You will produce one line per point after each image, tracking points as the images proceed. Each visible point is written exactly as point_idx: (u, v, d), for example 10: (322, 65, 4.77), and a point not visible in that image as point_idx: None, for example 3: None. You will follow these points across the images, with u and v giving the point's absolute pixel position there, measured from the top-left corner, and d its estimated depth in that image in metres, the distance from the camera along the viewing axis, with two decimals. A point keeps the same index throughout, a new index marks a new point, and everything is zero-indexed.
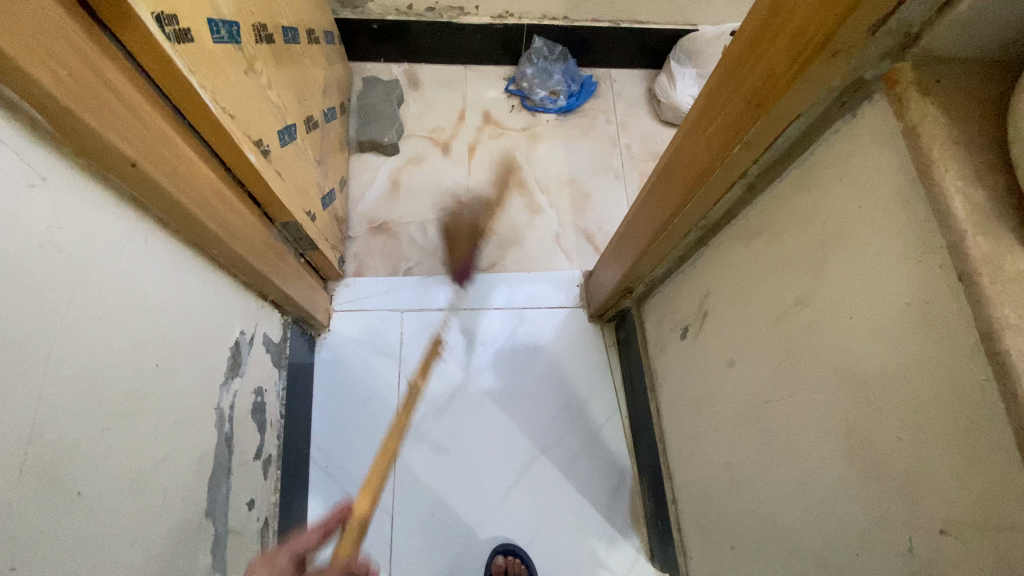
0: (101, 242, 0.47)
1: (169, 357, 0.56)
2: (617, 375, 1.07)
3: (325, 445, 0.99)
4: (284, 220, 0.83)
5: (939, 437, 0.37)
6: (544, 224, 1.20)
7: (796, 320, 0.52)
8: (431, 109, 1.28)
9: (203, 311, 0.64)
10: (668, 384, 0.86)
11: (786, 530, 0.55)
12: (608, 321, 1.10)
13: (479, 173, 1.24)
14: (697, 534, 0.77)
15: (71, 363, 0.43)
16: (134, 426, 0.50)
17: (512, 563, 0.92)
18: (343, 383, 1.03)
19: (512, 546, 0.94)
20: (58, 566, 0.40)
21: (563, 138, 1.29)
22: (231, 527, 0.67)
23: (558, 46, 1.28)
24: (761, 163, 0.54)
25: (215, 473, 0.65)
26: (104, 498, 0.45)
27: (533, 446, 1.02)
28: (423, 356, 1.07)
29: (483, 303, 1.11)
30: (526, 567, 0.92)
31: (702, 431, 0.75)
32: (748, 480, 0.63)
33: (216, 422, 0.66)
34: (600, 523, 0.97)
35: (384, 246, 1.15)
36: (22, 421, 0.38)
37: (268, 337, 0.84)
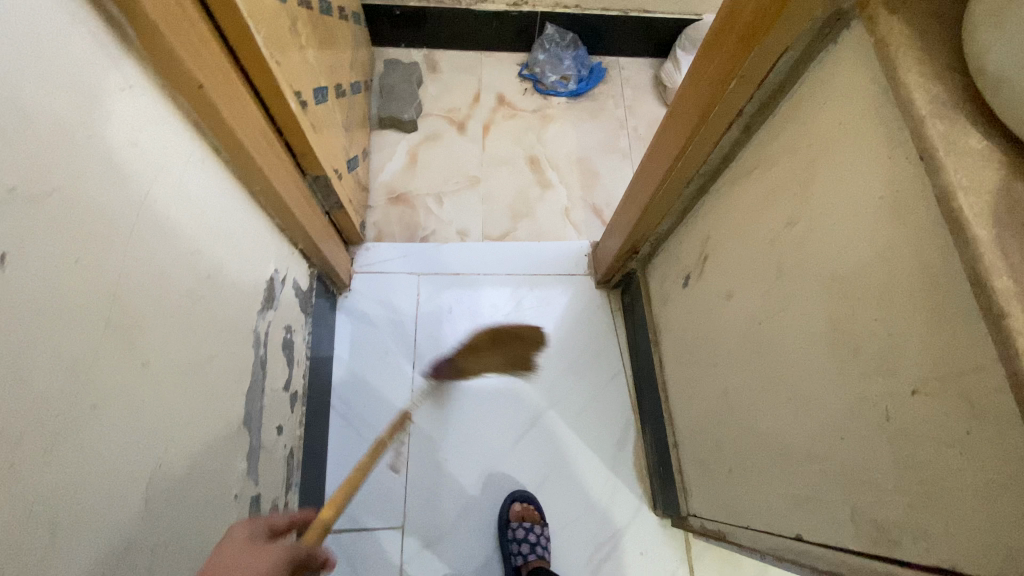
0: (169, 153, 0.53)
1: (218, 271, 0.62)
2: (623, 338, 1.13)
3: (344, 396, 1.05)
4: (315, 174, 0.89)
5: (907, 308, 0.42)
6: (555, 198, 1.27)
7: (786, 239, 0.58)
8: (448, 91, 1.36)
9: (246, 242, 0.71)
10: (672, 335, 0.91)
11: (779, 435, 0.60)
12: (614, 288, 1.16)
13: (493, 150, 1.30)
14: (698, 470, 0.82)
15: (144, 248, 0.49)
16: (189, 321, 0.55)
17: (527, 510, 0.96)
18: (362, 340, 1.09)
19: (526, 494, 0.98)
20: (132, 419, 0.46)
21: (573, 120, 1.36)
22: (263, 444, 0.73)
23: (569, 34, 1.36)
24: (755, 101, 0.60)
25: (252, 389, 0.70)
26: (165, 376, 0.51)
27: (541, 402, 1.07)
28: (438, 316, 1.12)
29: (495, 270, 1.17)
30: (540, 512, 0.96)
31: (702, 369, 0.80)
32: (745, 401, 0.68)
33: (253, 344, 0.72)
34: (605, 475, 1.02)
35: (402, 215, 1.21)
36: (107, 284, 0.44)
37: (296, 283, 0.90)
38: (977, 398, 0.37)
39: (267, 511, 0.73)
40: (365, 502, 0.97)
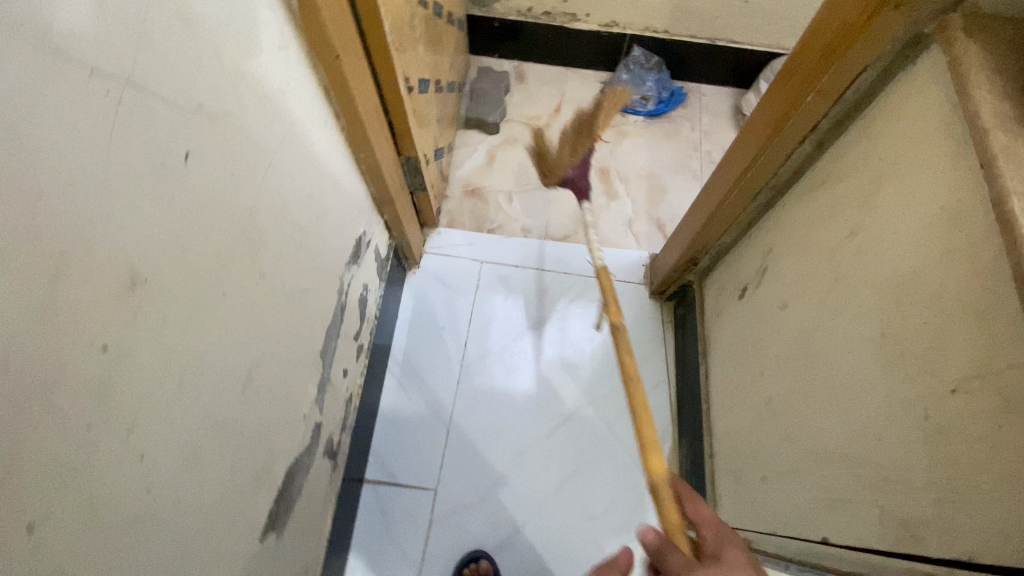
0: (304, 109, 0.63)
1: (322, 217, 0.72)
2: (670, 349, 1.15)
3: (400, 362, 1.13)
4: (408, 155, 0.99)
5: (956, 312, 0.44)
6: (620, 209, 1.32)
7: (846, 248, 0.60)
8: (533, 100, 1.45)
9: (345, 201, 0.80)
10: (720, 347, 0.93)
11: (816, 440, 0.61)
12: (668, 300, 1.18)
13: (567, 158, 1.37)
14: (730, 479, 0.83)
15: (275, 181, 0.58)
16: (295, 252, 0.65)
17: None
18: (423, 314, 1.17)
19: None
20: (244, 318, 0.55)
21: (647, 138, 1.42)
22: (331, 381, 0.81)
23: (655, 57, 1.42)
24: (831, 117, 0.62)
25: (329, 329, 0.79)
26: (272, 291, 0.60)
27: (582, 397, 1.10)
28: (495, 303, 1.18)
29: (554, 268, 1.22)
30: None
31: (745, 377, 0.82)
32: (785, 407, 0.69)
33: (337, 291, 0.81)
34: (636, 478, 1.03)
35: (475, 206, 1.30)
36: (247, 201, 0.53)
37: (377, 249, 0.99)
38: (1017, 394, 0.38)
39: (325, 443, 0.81)
40: (405, 461, 1.04)
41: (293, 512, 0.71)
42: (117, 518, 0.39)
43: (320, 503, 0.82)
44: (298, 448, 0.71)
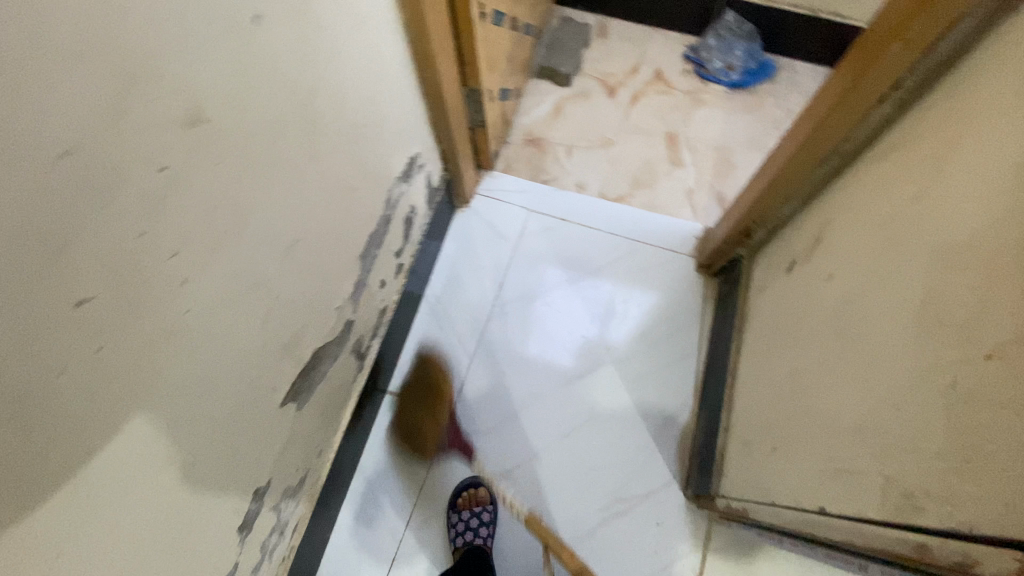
0: (375, 10, 0.66)
1: (378, 123, 0.75)
2: (707, 324, 1.10)
3: (436, 294, 1.16)
4: (473, 87, 1.00)
5: (1007, 274, 0.40)
6: (682, 177, 1.27)
7: (908, 215, 0.55)
8: (611, 57, 1.41)
9: (403, 115, 0.83)
10: (758, 323, 0.89)
11: (835, 411, 0.58)
12: (715, 276, 1.13)
13: (636, 119, 1.34)
14: (742, 452, 0.80)
15: (337, 71, 0.61)
16: (348, 147, 0.68)
17: None
18: (465, 251, 1.19)
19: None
20: (294, 193, 0.59)
21: (725, 109, 1.35)
22: (366, 287, 0.86)
23: (748, 25, 1.35)
24: (918, 73, 0.58)
25: (371, 236, 0.83)
26: (321, 176, 0.64)
27: (607, 356, 1.09)
28: (537, 252, 1.18)
29: (601, 226, 1.20)
30: None
31: (776, 351, 0.78)
32: (811, 380, 0.66)
33: (383, 202, 0.84)
34: (645, 443, 1.02)
35: (533, 155, 1.29)
36: (309, 81, 0.56)
37: (429, 176, 1.02)
38: None
39: (352, 342, 0.86)
40: (426, 384, 1.09)
41: (314, 393, 0.77)
42: (156, 325, 0.44)
43: (341, 397, 0.88)
44: (326, 335, 0.75)
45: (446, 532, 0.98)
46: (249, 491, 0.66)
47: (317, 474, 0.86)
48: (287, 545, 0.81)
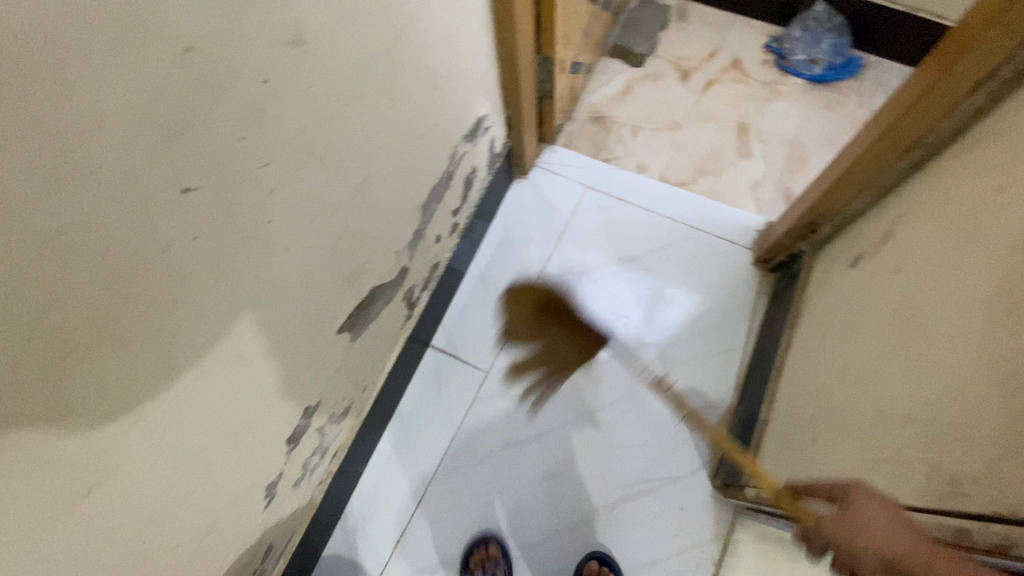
0: None
1: (453, 77, 0.77)
2: (758, 320, 1.07)
3: (486, 258, 1.16)
4: (546, 56, 1.01)
5: None
6: (748, 169, 1.24)
7: (991, 206, 0.53)
8: (688, 41, 1.38)
9: (476, 74, 0.85)
10: (812, 318, 0.86)
11: (885, 403, 0.56)
12: (772, 272, 1.10)
13: (706, 106, 1.31)
14: (779, 444, 0.78)
15: (423, 18, 0.64)
16: (423, 96, 0.71)
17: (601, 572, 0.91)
18: (519, 219, 1.19)
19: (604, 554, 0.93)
20: (371, 130, 0.62)
21: (803, 104, 1.30)
22: (424, 238, 0.89)
23: (839, 18, 1.29)
24: (1015, 62, 0.55)
25: (433, 188, 0.86)
26: (396, 119, 0.67)
27: (649, 340, 1.08)
28: (590, 228, 1.17)
29: (658, 209, 1.18)
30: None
31: (829, 346, 0.75)
32: (863, 373, 0.63)
33: (449, 157, 0.87)
34: (678, 429, 1.00)
35: (597, 133, 1.28)
36: (397, 24, 0.59)
37: (493, 140, 1.03)
38: None
39: (405, 289, 0.90)
40: (467, 343, 1.10)
41: (366, 329, 0.81)
42: (242, 227, 0.48)
43: (388, 340, 0.93)
44: (383, 276, 0.79)
45: None
46: (299, 407, 0.71)
47: (360, 409, 0.91)
48: (326, 469, 0.87)
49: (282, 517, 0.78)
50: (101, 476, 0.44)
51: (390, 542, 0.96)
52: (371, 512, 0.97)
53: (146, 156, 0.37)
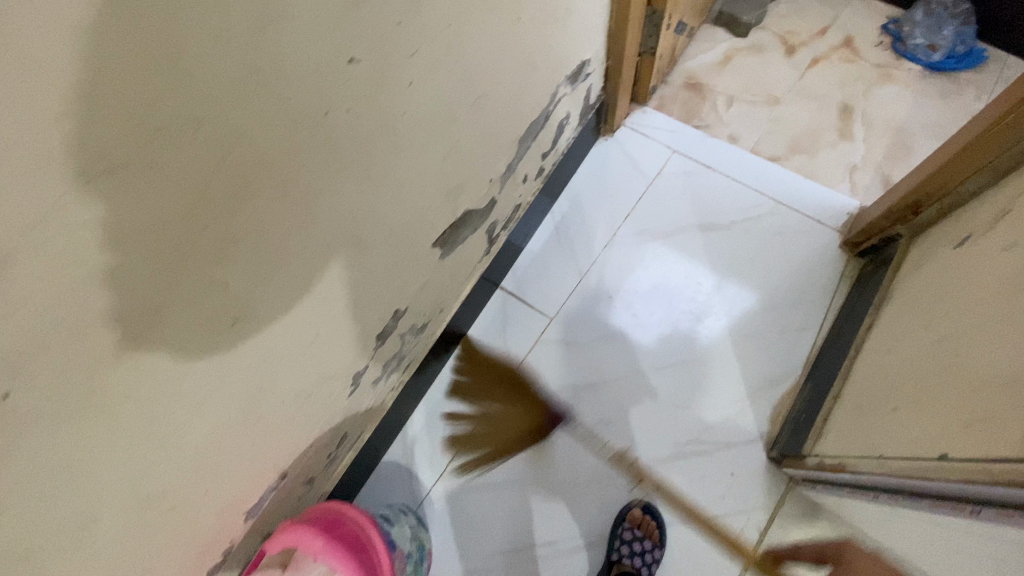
0: None
1: (570, 12, 0.79)
2: (837, 302, 1.04)
3: (563, 210, 1.19)
4: (655, 9, 1.00)
5: None
6: (847, 151, 1.19)
7: None
8: (799, 15, 1.33)
9: (589, 15, 0.86)
10: (903, 299, 0.83)
11: (984, 369, 0.55)
12: (859, 256, 1.06)
13: (810, 82, 1.26)
14: (850, 416, 0.77)
15: None
16: (543, 25, 0.73)
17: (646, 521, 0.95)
18: (600, 176, 1.20)
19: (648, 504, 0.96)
20: (496, 46, 0.65)
21: (918, 90, 1.23)
22: (516, 174, 0.92)
23: (966, 4, 1.21)
24: None
25: (533, 125, 0.88)
26: (518, 43, 0.69)
27: (718, 308, 1.07)
28: (672, 192, 1.17)
29: (745, 181, 1.16)
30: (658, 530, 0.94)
31: (921, 323, 0.73)
32: (959, 344, 0.62)
33: (551, 96, 0.88)
34: (738, 397, 1.00)
35: (690, 99, 1.26)
36: None
37: (590, 89, 1.03)
38: None
39: (491, 222, 0.93)
40: (534, 288, 1.13)
41: (453, 250, 0.85)
42: (383, 112, 0.52)
43: (468, 269, 0.97)
44: (477, 201, 0.83)
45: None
46: (390, 308, 0.76)
47: (434, 329, 0.96)
48: (398, 378, 0.93)
49: (358, 410, 0.84)
50: (243, 310, 0.49)
51: (444, 460, 1.01)
52: (432, 431, 1.03)
53: (330, 16, 0.41)
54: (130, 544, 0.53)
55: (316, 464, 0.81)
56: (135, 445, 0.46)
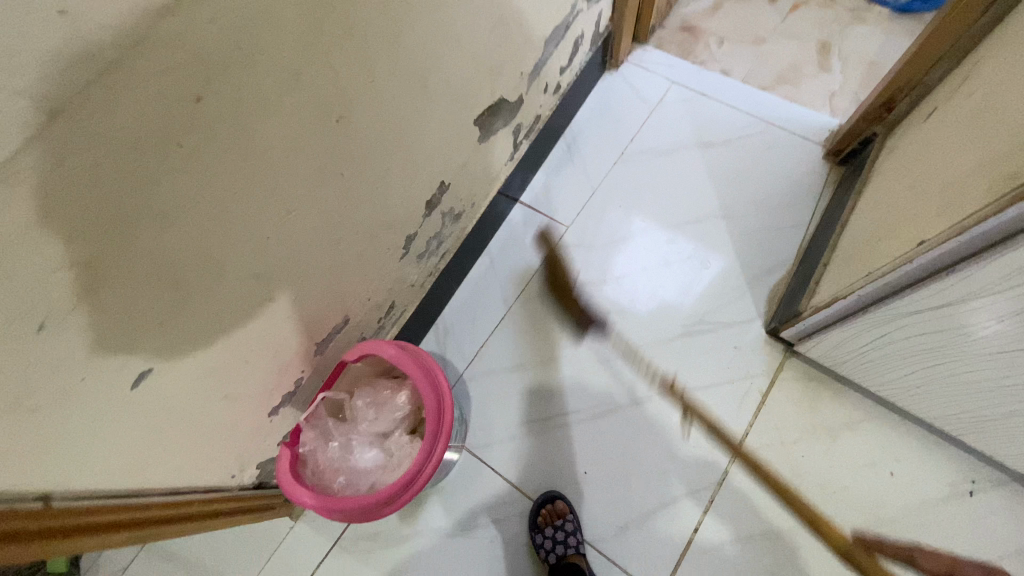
0: None
1: None
2: (823, 202, 1.17)
3: (576, 134, 1.29)
4: None
5: None
6: (827, 81, 1.33)
7: None
8: None
9: None
10: (880, 177, 0.96)
11: (952, 177, 0.66)
12: (840, 164, 1.19)
13: (791, 25, 1.40)
14: (838, 268, 0.89)
15: None
16: None
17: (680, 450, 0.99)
18: (608, 103, 1.31)
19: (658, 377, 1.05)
20: None
21: (887, 29, 1.37)
22: (539, 80, 1.03)
23: None
24: None
25: (556, 31, 0.99)
26: None
27: (718, 210, 1.18)
28: (674, 115, 1.28)
29: (737, 105, 1.28)
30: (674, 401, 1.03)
31: (898, 181, 0.85)
32: (930, 175, 0.73)
33: (571, 7, 0.99)
34: (738, 284, 1.11)
35: (685, 40, 1.39)
36: None
37: (600, 16, 1.15)
38: None
39: (517, 124, 1.04)
40: (551, 199, 1.23)
41: (487, 138, 0.95)
42: None
43: (496, 169, 1.07)
44: (511, 92, 0.93)
45: (602, 452, 1.01)
46: (438, 176, 0.86)
47: (465, 224, 1.06)
48: (433, 262, 1.02)
49: (402, 281, 0.94)
50: (342, 112, 0.59)
51: (474, 348, 1.11)
52: (462, 324, 1.13)
53: None
54: (240, 325, 0.61)
55: (368, 325, 0.90)
56: (260, 212, 0.55)
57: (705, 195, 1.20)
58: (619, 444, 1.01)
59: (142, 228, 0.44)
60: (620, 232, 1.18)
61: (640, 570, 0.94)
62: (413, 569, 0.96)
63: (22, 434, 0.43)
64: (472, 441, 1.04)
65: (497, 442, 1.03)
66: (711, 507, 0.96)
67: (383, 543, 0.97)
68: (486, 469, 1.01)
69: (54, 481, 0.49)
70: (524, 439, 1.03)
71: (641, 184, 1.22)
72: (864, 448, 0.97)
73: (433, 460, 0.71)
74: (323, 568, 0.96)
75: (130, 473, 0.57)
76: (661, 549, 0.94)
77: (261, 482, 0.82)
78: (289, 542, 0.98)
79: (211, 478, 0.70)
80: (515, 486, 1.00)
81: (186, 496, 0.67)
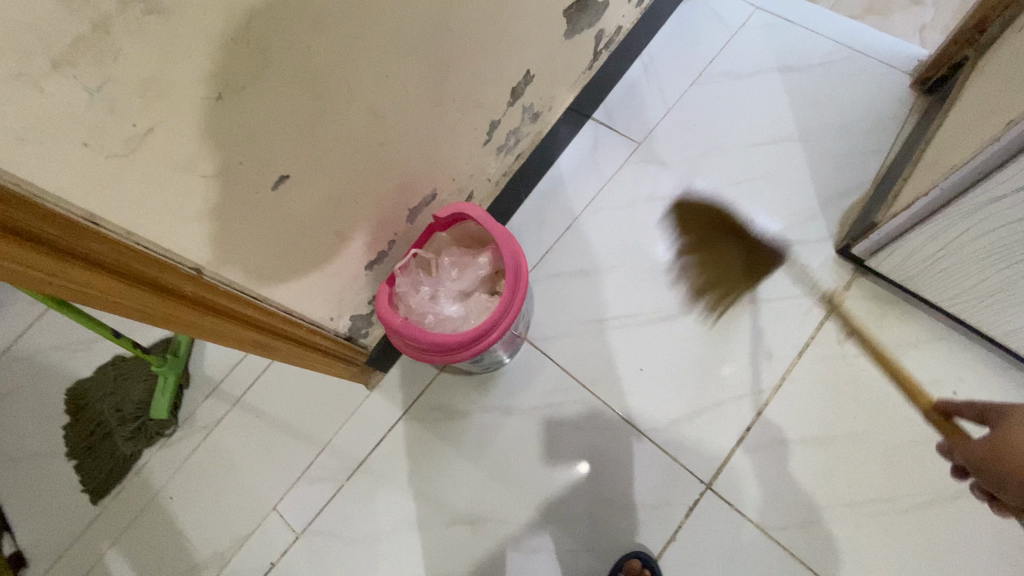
0: None
1: None
2: (906, 130, 1.13)
3: (652, 56, 1.29)
4: None
5: None
6: (920, 13, 1.24)
7: None
8: None
9: None
10: (971, 91, 0.93)
11: None
12: (928, 93, 1.15)
13: None
14: (920, 177, 0.88)
15: None
16: None
17: (737, 357, 1.02)
18: (687, 27, 1.30)
19: (720, 286, 1.07)
20: None
21: None
22: None
23: None
24: None
25: None
26: None
27: (794, 133, 1.17)
28: (755, 41, 1.26)
29: (823, 32, 1.25)
30: (736, 310, 1.05)
31: (992, 84, 0.83)
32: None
33: None
34: (809, 204, 1.11)
35: None
36: None
37: None
38: None
39: (598, 31, 1.06)
40: (622, 117, 1.24)
41: (570, 38, 0.98)
42: None
43: (572, 78, 1.09)
44: None
45: (662, 353, 1.05)
46: (525, 64, 0.89)
47: (540, 129, 1.10)
48: (508, 161, 1.07)
49: (482, 172, 1.00)
50: None
51: (541, 251, 1.16)
52: (529, 228, 1.18)
53: None
54: (356, 161, 0.67)
55: None
56: (382, 47, 0.61)
57: (783, 118, 1.18)
58: (679, 348, 1.04)
59: (297, 29, 0.50)
60: (692, 150, 1.19)
61: (690, 460, 0.98)
62: (474, 442, 1.04)
63: (196, 199, 0.51)
64: (534, 335, 1.10)
65: (557, 337, 1.09)
66: (765, 409, 0.99)
67: (447, 416, 1.05)
68: (546, 360, 1.07)
69: (209, 260, 0.57)
70: (584, 336, 1.08)
71: (716, 107, 1.22)
72: (928, 367, 0.96)
73: (502, 322, 0.77)
74: (393, 433, 1.05)
75: (260, 278, 0.65)
76: (712, 443, 0.98)
77: (351, 335, 0.91)
78: (363, 409, 1.07)
79: (316, 312, 0.78)
80: (573, 378, 1.05)
81: (297, 319, 0.76)
